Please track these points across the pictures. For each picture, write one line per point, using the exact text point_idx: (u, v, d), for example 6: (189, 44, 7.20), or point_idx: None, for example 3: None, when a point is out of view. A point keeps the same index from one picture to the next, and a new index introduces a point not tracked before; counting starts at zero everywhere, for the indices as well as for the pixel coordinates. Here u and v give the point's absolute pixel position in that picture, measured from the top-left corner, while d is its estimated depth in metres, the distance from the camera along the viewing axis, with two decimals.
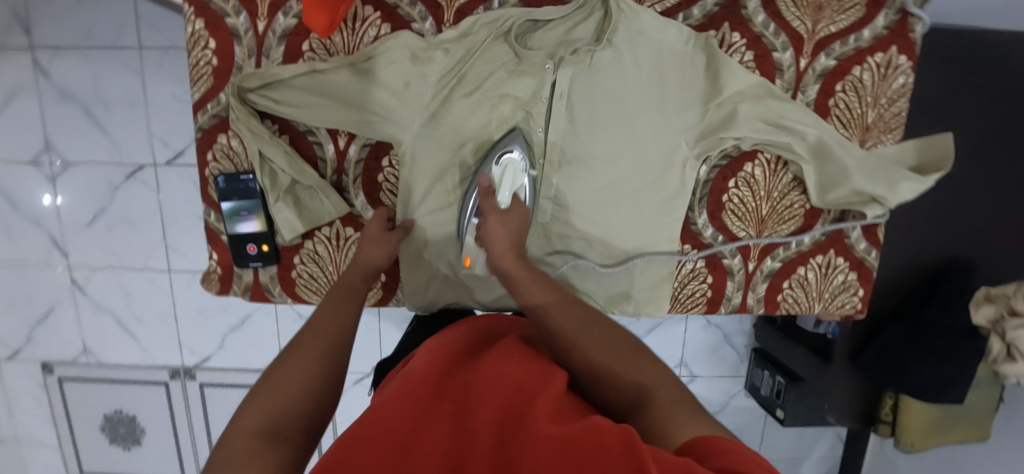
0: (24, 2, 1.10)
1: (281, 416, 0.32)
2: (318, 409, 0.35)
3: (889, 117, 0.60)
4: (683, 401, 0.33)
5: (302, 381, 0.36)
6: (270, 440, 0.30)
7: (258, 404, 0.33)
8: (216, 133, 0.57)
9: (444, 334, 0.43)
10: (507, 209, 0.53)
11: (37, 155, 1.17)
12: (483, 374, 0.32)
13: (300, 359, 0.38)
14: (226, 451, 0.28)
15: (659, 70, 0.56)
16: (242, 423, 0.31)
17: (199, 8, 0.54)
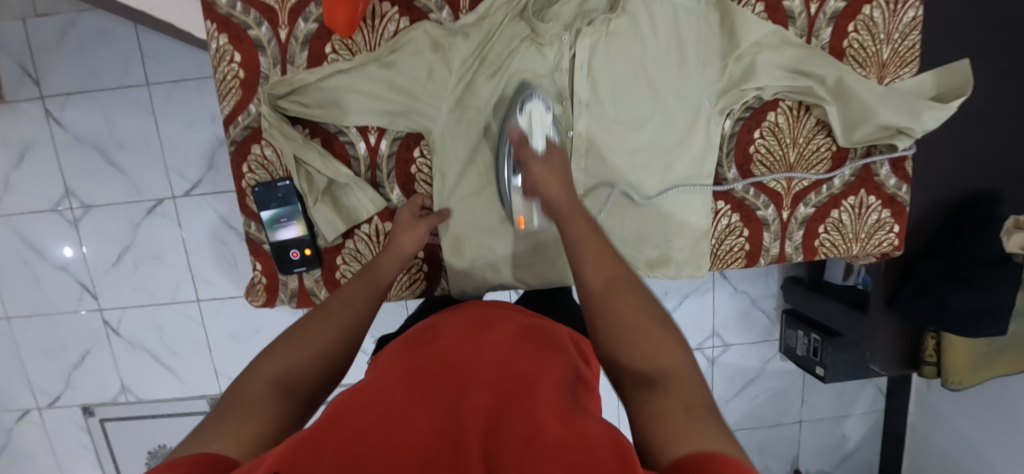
0: (32, 55, 1.13)
1: (293, 371, 0.39)
2: (326, 375, 0.41)
3: (904, 51, 0.61)
4: (707, 404, 0.31)
5: (318, 347, 0.42)
6: (280, 392, 0.36)
7: (281, 356, 0.39)
8: (249, 144, 0.59)
9: (453, 325, 0.46)
10: (546, 153, 0.53)
11: (57, 201, 1.18)
12: (492, 364, 0.36)
13: (323, 327, 0.44)
14: (244, 392, 0.35)
15: (676, 29, 0.57)
16: (263, 370, 0.38)
17: (221, 24, 0.56)
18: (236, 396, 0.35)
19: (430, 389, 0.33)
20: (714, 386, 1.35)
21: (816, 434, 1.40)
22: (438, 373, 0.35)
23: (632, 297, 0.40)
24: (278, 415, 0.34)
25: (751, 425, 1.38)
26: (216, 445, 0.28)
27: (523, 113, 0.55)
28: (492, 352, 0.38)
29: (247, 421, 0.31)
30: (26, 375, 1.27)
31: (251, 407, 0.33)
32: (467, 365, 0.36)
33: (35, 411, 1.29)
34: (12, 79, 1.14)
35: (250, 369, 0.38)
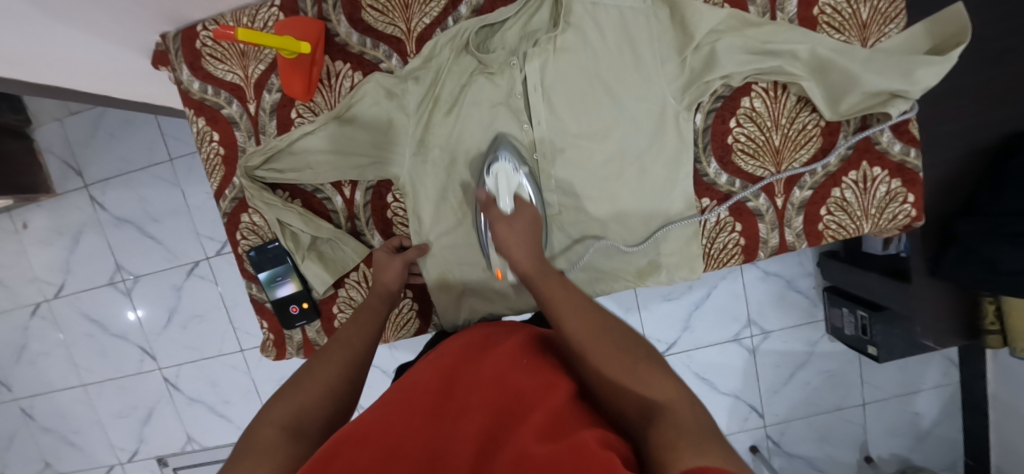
0: (74, 151, 1.27)
1: (301, 414, 0.40)
2: (333, 413, 0.43)
3: (885, 7, 0.56)
4: (703, 428, 0.29)
5: (324, 387, 0.44)
6: (289, 437, 0.37)
7: (289, 399, 0.41)
8: (238, 214, 0.63)
9: (455, 343, 0.49)
10: (512, 212, 0.52)
11: (111, 276, 1.32)
12: (487, 381, 0.37)
13: (326, 368, 0.46)
14: (258, 437, 0.36)
15: (624, 31, 0.55)
16: (272, 415, 0.39)
17: (198, 108, 0.61)
18: (248, 444, 0.36)
19: (429, 416, 0.34)
20: (760, 377, 1.27)
21: (884, 415, 1.28)
22: (436, 396, 0.37)
23: (611, 337, 0.39)
24: (289, 461, 0.35)
25: (808, 414, 1.28)
26: None
27: (489, 175, 0.55)
28: (490, 367, 0.39)
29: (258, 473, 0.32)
30: (107, 434, 1.41)
31: (263, 456, 0.34)
32: (466, 388, 0.37)
33: (119, 466, 1.43)
34: (61, 175, 1.29)
35: (260, 416, 0.40)
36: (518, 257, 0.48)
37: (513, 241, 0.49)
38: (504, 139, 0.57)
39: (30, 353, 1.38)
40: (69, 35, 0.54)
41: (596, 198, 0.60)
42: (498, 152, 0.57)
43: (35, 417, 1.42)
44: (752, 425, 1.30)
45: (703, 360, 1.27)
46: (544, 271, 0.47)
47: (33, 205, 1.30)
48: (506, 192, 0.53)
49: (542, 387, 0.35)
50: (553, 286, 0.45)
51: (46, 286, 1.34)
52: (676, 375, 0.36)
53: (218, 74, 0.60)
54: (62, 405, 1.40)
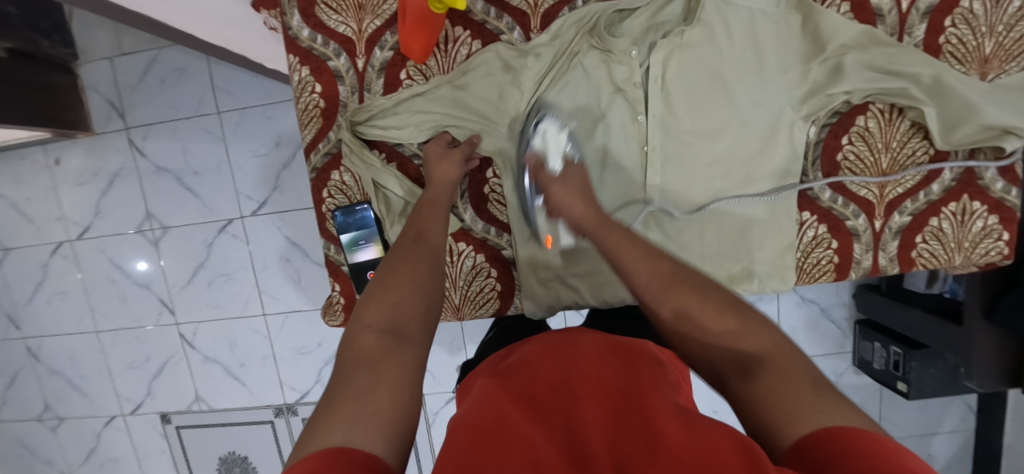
0: (119, 93, 1.25)
1: (397, 316, 0.40)
2: (425, 308, 0.42)
3: (1010, 44, 0.56)
4: (807, 375, 0.31)
5: (410, 285, 0.43)
6: (393, 340, 0.38)
7: (377, 303, 0.40)
8: (329, 170, 0.61)
9: (534, 342, 0.49)
10: (562, 171, 0.54)
11: (140, 224, 1.29)
12: (591, 377, 0.38)
13: (408, 263, 0.45)
14: (364, 339, 0.37)
15: (754, 34, 0.54)
16: (367, 317, 0.39)
17: (303, 57, 0.59)
18: (354, 352, 0.36)
19: (545, 414, 0.34)
20: None
21: None
22: (544, 395, 0.37)
23: (687, 285, 0.40)
24: (403, 371, 0.35)
25: None
26: (364, 427, 0.29)
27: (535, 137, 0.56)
28: (588, 366, 0.40)
29: (380, 393, 0.32)
30: (113, 384, 1.38)
31: (377, 368, 0.34)
32: (572, 382, 0.37)
33: (120, 417, 1.40)
34: (102, 114, 1.26)
35: (353, 321, 0.39)
36: (579, 211, 0.49)
37: (569, 200, 0.51)
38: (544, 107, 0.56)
39: (45, 292, 1.35)
40: None
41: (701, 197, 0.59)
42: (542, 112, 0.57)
43: (42, 358, 1.38)
44: None
45: None
46: (605, 222, 0.48)
47: (69, 142, 1.27)
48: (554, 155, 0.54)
49: (655, 390, 0.35)
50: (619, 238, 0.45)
51: (71, 226, 1.31)
52: (766, 321, 0.37)
53: (330, 25, 0.58)
54: (71, 349, 1.37)
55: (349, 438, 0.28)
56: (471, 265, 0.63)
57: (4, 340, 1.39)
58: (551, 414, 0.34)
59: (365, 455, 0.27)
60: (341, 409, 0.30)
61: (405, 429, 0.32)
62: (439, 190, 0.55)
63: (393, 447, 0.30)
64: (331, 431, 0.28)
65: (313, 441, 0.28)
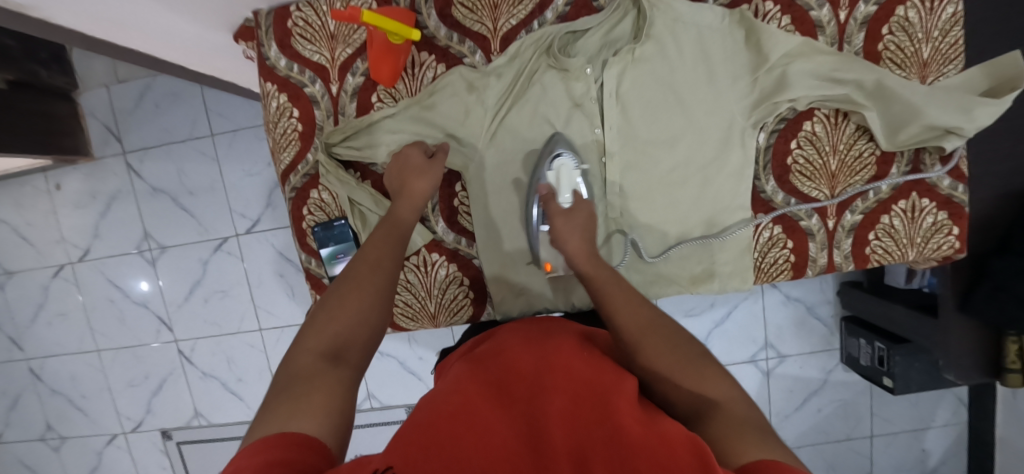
0: (116, 118, 1.29)
1: (346, 324, 0.43)
2: (377, 316, 0.45)
3: (946, 49, 0.59)
4: (756, 425, 0.35)
5: (367, 292, 0.46)
6: (332, 359, 0.40)
7: (330, 310, 0.43)
8: (308, 189, 0.65)
9: (507, 335, 0.50)
10: (570, 207, 0.56)
11: (139, 245, 1.33)
12: (558, 364, 0.40)
13: (367, 272, 0.47)
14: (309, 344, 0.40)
15: (703, 49, 0.58)
16: (318, 326, 0.42)
17: (281, 84, 0.63)
18: (299, 361, 0.39)
19: (510, 403, 0.36)
20: (772, 400, 1.29)
21: (891, 448, 1.30)
22: (514, 384, 0.39)
23: (665, 335, 0.42)
24: (341, 382, 0.38)
25: (816, 441, 1.30)
26: (305, 421, 0.33)
27: (551, 169, 0.59)
28: (557, 357, 0.41)
29: (318, 391, 0.36)
30: (114, 403, 1.40)
31: (320, 372, 0.38)
32: (540, 369, 0.40)
33: (122, 435, 1.42)
34: (101, 140, 1.30)
35: (304, 333, 0.42)
36: (576, 251, 0.51)
37: (570, 236, 0.53)
38: (560, 138, 0.60)
39: (47, 313, 1.39)
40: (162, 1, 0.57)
41: (657, 204, 0.62)
42: (557, 148, 0.60)
43: (44, 378, 1.42)
44: None
45: None
46: (599, 266, 0.50)
47: (69, 168, 1.32)
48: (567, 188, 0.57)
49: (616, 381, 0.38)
50: (611, 286, 0.47)
51: (72, 248, 1.35)
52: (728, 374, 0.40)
53: (305, 54, 0.62)
54: (73, 369, 1.40)
55: (289, 425, 0.32)
56: (444, 275, 0.65)
57: (8, 362, 1.42)
58: (515, 404, 0.36)
59: (305, 434, 0.31)
60: (285, 402, 0.34)
61: (342, 417, 0.35)
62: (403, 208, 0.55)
63: (333, 432, 0.34)
64: (275, 421, 0.33)
65: (262, 428, 0.32)
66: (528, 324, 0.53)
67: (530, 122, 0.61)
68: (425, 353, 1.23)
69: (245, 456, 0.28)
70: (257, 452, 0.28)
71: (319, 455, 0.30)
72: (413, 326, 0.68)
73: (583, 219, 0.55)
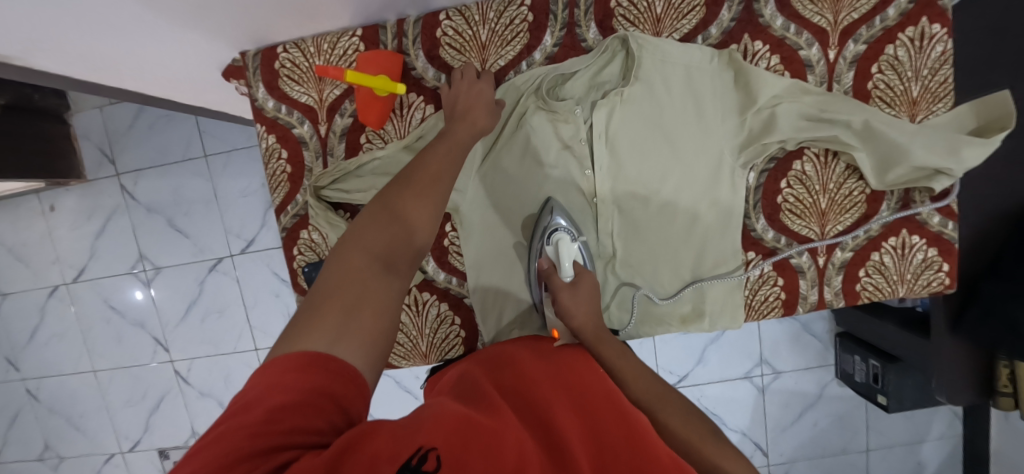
0: (109, 139, 1.29)
1: (393, 244, 0.40)
2: (423, 241, 0.42)
3: (935, 87, 0.59)
4: None
5: (417, 218, 0.42)
6: (378, 273, 0.37)
7: (376, 228, 0.40)
8: (298, 229, 0.64)
9: (514, 349, 0.50)
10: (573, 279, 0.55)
11: (134, 265, 1.33)
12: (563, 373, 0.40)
13: (419, 196, 0.43)
14: (351, 258, 0.37)
15: (692, 88, 0.58)
16: (362, 240, 0.39)
17: (269, 125, 0.63)
18: (342, 268, 0.37)
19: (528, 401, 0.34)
20: (768, 415, 1.28)
21: (887, 461, 1.31)
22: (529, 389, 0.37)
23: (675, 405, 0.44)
24: (386, 309, 0.36)
25: (813, 455, 1.30)
26: (347, 341, 0.31)
27: (549, 244, 0.58)
28: (574, 376, 0.40)
29: (365, 312, 0.34)
30: (112, 422, 1.41)
31: (367, 288, 0.36)
32: (548, 375, 0.40)
33: (120, 454, 1.42)
34: (95, 162, 1.30)
35: (347, 243, 0.39)
36: (580, 320, 0.51)
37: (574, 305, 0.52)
38: (554, 204, 0.60)
39: (44, 334, 1.39)
40: (146, 45, 0.56)
41: (641, 243, 0.62)
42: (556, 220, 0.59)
43: (41, 398, 1.42)
44: (757, 462, 1.31)
45: (715, 394, 1.29)
46: (604, 335, 0.50)
47: (63, 189, 1.31)
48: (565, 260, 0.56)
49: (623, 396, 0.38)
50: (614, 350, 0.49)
51: (67, 269, 1.35)
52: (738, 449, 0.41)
53: (293, 95, 0.62)
54: (70, 389, 1.40)
55: (334, 346, 0.31)
56: (436, 313, 0.66)
57: (5, 383, 1.42)
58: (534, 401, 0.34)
59: (347, 363, 0.30)
60: (326, 315, 0.32)
61: (383, 346, 0.35)
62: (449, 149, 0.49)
63: (371, 358, 0.33)
64: (316, 333, 0.31)
65: (296, 340, 0.31)
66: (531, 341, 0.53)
67: (519, 164, 0.61)
68: (421, 372, 1.23)
69: (277, 378, 0.27)
70: (288, 380, 0.27)
71: (355, 395, 0.29)
72: (405, 364, 0.68)
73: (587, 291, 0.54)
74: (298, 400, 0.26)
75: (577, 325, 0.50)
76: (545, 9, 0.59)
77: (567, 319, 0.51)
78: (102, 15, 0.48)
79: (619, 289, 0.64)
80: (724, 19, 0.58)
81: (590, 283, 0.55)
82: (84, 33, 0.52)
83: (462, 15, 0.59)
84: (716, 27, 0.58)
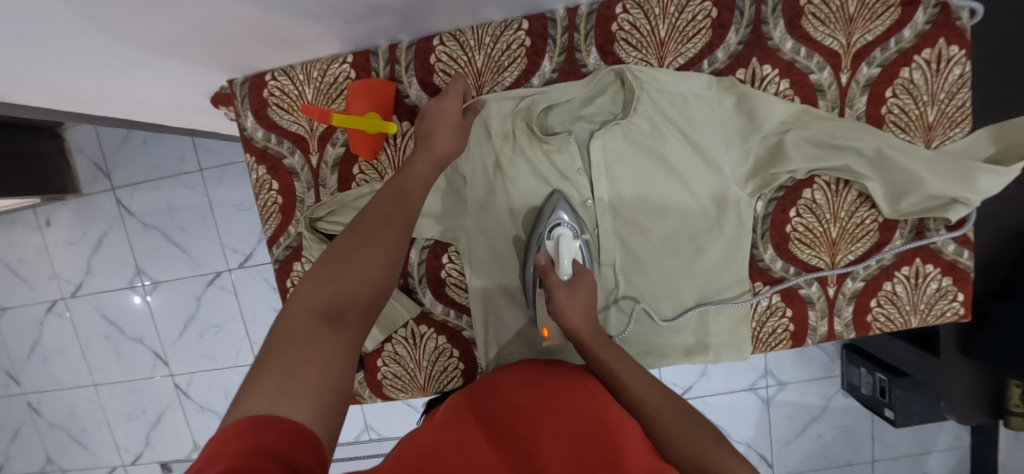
0: (103, 154, 1.27)
1: (339, 295, 0.36)
2: (376, 289, 0.39)
3: (952, 111, 0.56)
4: None
5: (365, 266, 0.39)
6: (327, 325, 0.34)
7: (320, 282, 0.37)
8: (290, 262, 0.63)
9: (502, 376, 0.47)
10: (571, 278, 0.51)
11: (131, 280, 1.31)
12: (554, 408, 0.36)
13: (369, 242, 0.40)
14: (291, 319, 0.34)
15: (689, 117, 0.56)
16: (305, 297, 0.36)
17: (259, 156, 0.62)
18: (287, 326, 0.34)
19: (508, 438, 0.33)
20: (773, 428, 1.27)
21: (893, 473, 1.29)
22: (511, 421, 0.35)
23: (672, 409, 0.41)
24: (337, 359, 0.32)
25: (818, 467, 1.29)
26: (290, 402, 0.27)
27: (550, 239, 0.54)
28: (560, 397, 0.38)
29: (311, 365, 0.30)
30: (114, 436, 1.40)
31: (310, 344, 0.32)
32: (539, 412, 0.36)
33: (122, 468, 1.42)
34: (89, 176, 1.28)
35: (293, 299, 0.36)
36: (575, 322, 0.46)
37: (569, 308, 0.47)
38: (559, 197, 0.56)
39: (42, 349, 1.38)
40: (129, 76, 0.54)
41: (641, 271, 0.60)
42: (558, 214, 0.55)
43: (42, 413, 1.41)
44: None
45: (718, 407, 1.27)
46: (601, 339, 0.46)
47: (58, 204, 1.30)
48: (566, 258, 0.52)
49: (621, 425, 0.34)
50: (611, 352, 0.45)
51: (64, 284, 1.34)
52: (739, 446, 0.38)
53: (283, 124, 0.61)
54: (70, 403, 1.40)
55: (275, 404, 0.27)
56: (433, 346, 0.64)
57: (5, 397, 1.42)
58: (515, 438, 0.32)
59: (294, 421, 0.26)
60: (267, 377, 0.29)
61: (338, 398, 0.31)
62: (421, 168, 0.49)
63: (324, 418, 0.29)
64: (255, 396, 0.27)
65: (233, 410, 0.27)
66: (523, 365, 0.50)
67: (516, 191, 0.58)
68: None
69: (211, 452, 0.22)
70: (225, 449, 0.22)
71: (309, 455, 0.25)
72: (402, 396, 0.66)
73: (585, 293, 0.49)
74: (243, 463, 0.21)
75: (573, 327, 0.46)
76: (542, 33, 0.56)
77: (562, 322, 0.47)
78: (82, 51, 0.47)
79: (617, 303, 0.61)
80: (731, 43, 0.56)
81: (587, 285, 0.50)
82: (65, 67, 0.50)
83: (456, 40, 0.57)
84: (722, 51, 0.56)
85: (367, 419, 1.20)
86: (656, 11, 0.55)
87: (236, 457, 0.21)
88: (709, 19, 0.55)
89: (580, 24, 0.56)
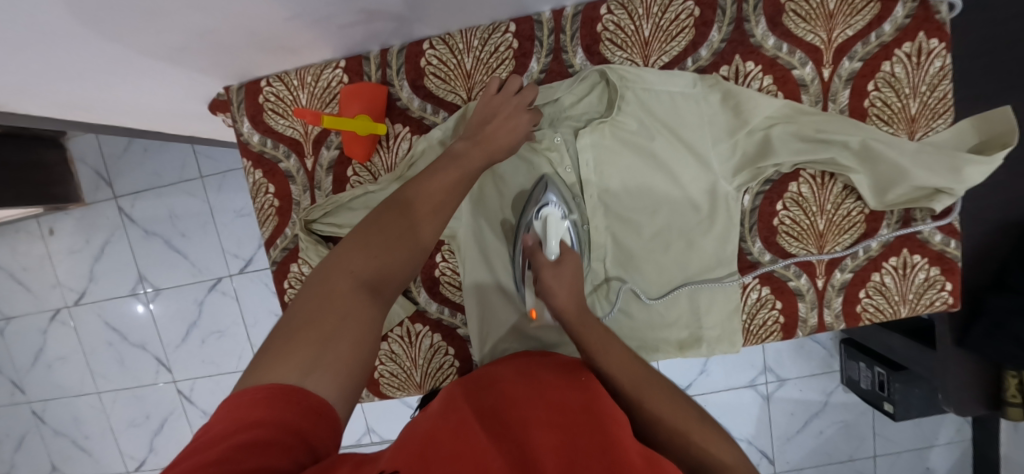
0: (105, 163, 1.29)
1: (379, 271, 0.39)
2: (411, 271, 0.42)
3: (934, 103, 0.57)
4: None
5: (407, 247, 0.41)
6: (366, 298, 0.37)
7: (366, 252, 0.39)
8: (288, 263, 0.64)
9: (497, 369, 0.48)
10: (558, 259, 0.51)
11: (134, 287, 1.33)
12: (549, 401, 0.35)
13: (411, 224, 0.42)
14: (335, 284, 0.37)
15: (676, 114, 0.57)
16: (350, 263, 0.38)
17: (255, 160, 0.63)
18: (325, 292, 0.36)
19: (500, 423, 0.32)
20: (774, 424, 1.27)
21: (895, 468, 1.29)
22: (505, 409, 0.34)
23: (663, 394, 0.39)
24: (366, 337, 0.36)
25: (820, 463, 1.28)
26: (319, 375, 0.31)
27: (539, 218, 0.55)
28: (554, 389, 0.38)
29: (343, 342, 0.33)
30: (117, 442, 1.41)
31: (347, 317, 0.35)
32: (531, 399, 0.35)
33: None
34: (91, 185, 1.30)
35: (337, 262, 0.39)
36: (563, 302, 0.46)
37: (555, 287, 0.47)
38: (547, 182, 0.57)
39: (47, 357, 1.39)
40: (129, 83, 0.56)
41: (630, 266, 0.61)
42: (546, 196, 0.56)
43: (47, 420, 1.43)
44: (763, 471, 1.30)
45: (718, 404, 1.27)
46: (588, 319, 0.45)
47: (62, 213, 1.32)
48: (553, 238, 0.52)
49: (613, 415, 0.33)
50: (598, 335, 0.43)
51: (68, 292, 1.35)
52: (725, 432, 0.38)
53: (278, 129, 0.62)
54: (75, 410, 1.41)
55: (306, 377, 0.30)
56: (429, 344, 0.65)
57: (10, 405, 1.44)
58: (507, 423, 0.32)
59: (318, 397, 0.29)
60: (300, 344, 0.32)
61: (359, 377, 0.34)
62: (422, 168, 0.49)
63: (344, 392, 0.32)
64: (288, 362, 0.31)
65: (266, 370, 0.30)
66: (521, 357, 0.51)
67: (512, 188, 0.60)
68: None
69: (238, 416, 0.26)
70: (252, 417, 0.25)
71: (324, 431, 0.28)
72: (399, 395, 0.67)
73: (571, 275, 0.49)
74: (268, 436, 0.24)
75: (560, 308, 0.46)
76: (529, 35, 0.58)
77: (549, 300, 0.47)
78: (84, 60, 0.48)
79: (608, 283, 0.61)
80: (715, 41, 0.57)
81: (575, 263, 0.50)
82: (66, 76, 0.52)
83: (445, 43, 0.58)
84: (706, 49, 0.57)
85: (368, 421, 1.21)
86: (639, 11, 0.56)
87: (250, 434, 0.24)
88: (692, 18, 0.56)
89: (566, 25, 0.57)
